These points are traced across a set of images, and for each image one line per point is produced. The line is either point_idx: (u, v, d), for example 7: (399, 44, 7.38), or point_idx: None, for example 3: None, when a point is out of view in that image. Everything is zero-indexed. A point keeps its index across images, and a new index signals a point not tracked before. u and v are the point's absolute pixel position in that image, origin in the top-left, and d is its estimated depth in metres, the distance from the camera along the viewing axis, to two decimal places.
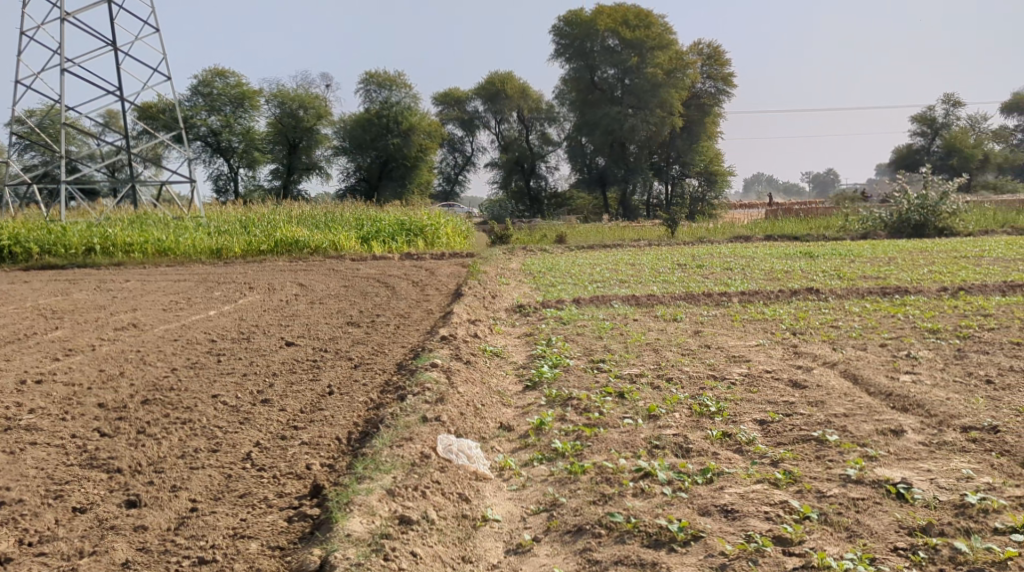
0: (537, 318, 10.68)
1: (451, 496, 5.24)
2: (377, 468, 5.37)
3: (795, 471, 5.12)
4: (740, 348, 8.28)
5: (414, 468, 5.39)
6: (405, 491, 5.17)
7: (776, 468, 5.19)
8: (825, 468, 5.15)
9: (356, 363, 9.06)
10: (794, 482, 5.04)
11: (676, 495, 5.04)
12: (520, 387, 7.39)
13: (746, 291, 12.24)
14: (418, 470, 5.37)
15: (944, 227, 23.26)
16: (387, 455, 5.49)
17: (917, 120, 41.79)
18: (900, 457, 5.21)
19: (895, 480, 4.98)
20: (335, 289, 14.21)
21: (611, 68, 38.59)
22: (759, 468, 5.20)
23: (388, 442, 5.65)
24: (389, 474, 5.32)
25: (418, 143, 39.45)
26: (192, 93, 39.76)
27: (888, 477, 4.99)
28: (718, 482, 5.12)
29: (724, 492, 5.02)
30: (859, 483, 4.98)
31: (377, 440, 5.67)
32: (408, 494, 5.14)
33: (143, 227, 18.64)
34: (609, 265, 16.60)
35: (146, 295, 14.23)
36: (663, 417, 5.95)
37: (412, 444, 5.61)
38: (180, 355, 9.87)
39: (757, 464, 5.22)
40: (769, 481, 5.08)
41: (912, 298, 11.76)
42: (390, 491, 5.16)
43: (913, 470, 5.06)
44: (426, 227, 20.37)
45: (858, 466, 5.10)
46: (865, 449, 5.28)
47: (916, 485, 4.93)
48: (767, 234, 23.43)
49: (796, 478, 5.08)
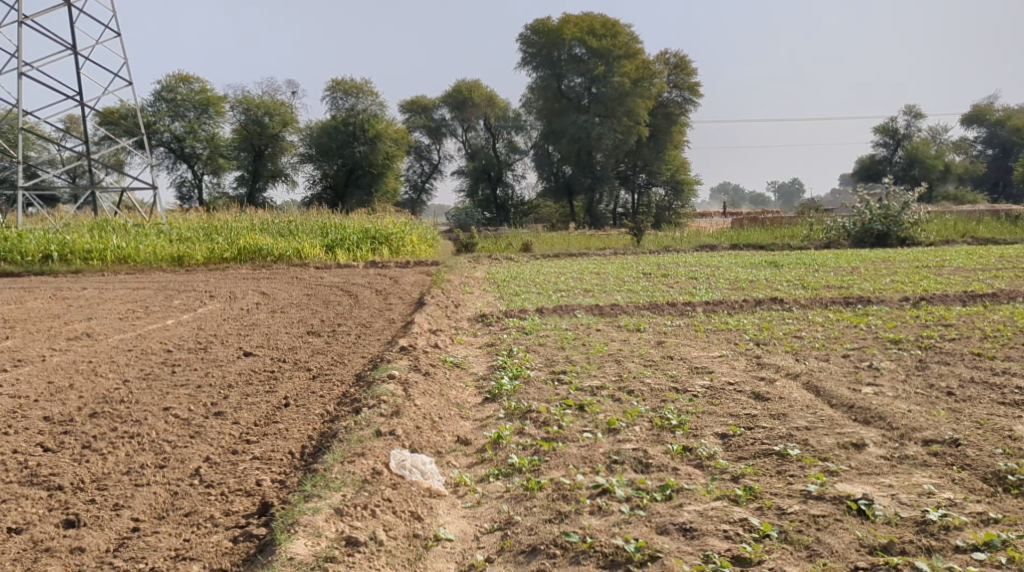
0: (499, 328, 10.55)
1: (403, 515, 5.09)
2: (327, 485, 5.21)
3: (755, 488, 5.03)
4: (703, 359, 8.20)
5: (365, 485, 5.23)
6: (354, 510, 5.01)
7: (736, 484, 5.10)
8: (785, 484, 5.06)
9: (314, 374, 8.88)
10: (754, 499, 4.95)
11: (634, 513, 4.93)
12: (480, 399, 7.26)
13: (709, 301, 12.19)
14: (368, 488, 5.21)
15: (906, 237, 23.46)
16: (338, 472, 5.32)
17: (880, 130, 42.13)
18: (861, 471, 5.12)
19: (857, 495, 4.90)
20: (298, 298, 13.99)
21: (577, 77, 38.56)
22: (719, 485, 5.10)
23: (339, 458, 5.49)
24: (339, 492, 5.17)
25: (384, 150, 39.24)
26: (155, 98, 39.26)
27: (849, 493, 4.90)
28: (677, 499, 5.01)
29: (683, 510, 4.91)
30: (819, 499, 4.90)
31: (329, 456, 5.50)
32: (357, 513, 4.99)
33: (102, 233, 18.30)
34: (574, 274, 16.52)
35: (103, 303, 13.92)
36: (623, 431, 5.84)
37: (363, 459, 5.46)
38: (133, 366, 9.63)
39: (716, 480, 5.13)
40: (728, 497, 4.98)
41: (874, 308, 11.77)
42: (338, 511, 5.01)
43: (874, 486, 4.99)
44: (391, 235, 20.16)
45: (818, 482, 5.02)
46: (826, 464, 5.19)
47: (877, 501, 4.86)
48: (732, 243, 23.48)
49: (756, 494, 4.98)
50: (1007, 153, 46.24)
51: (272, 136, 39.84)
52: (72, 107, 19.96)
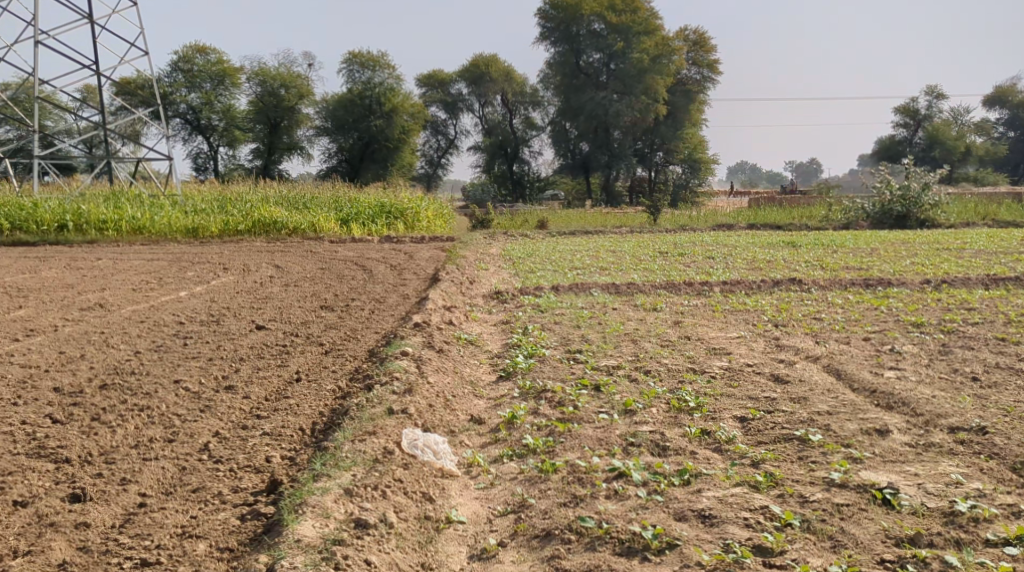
0: (514, 305, 10.43)
1: (414, 496, 5.00)
2: (336, 464, 5.12)
3: (777, 474, 4.90)
4: (721, 340, 8.07)
5: (376, 465, 5.13)
6: (364, 490, 4.92)
7: (755, 470, 4.97)
8: (806, 471, 4.93)
9: (326, 349, 8.79)
10: (775, 486, 4.83)
11: (651, 499, 4.82)
12: (494, 377, 7.15)
13: (727, 281, 12.02)
14: (379, 468, 5.11)
15: (926, 219, 23.17)
16: (348, 451, 5.23)
17: (900, 111, 41.50)
18: (885, 459, 4.99)
19: (882, 484, 4.77)
20: (312, 272, 13.91)
21: (596, 53, 38.19)
22: (739, 470, 4.97)
23: (350, 436, 5.40)
24: (349, 471, 5.07)
25: (401, 125, 39.04)
26: (171, 69, 39.18)
27: (874, 482, 4.78)
28: (696, 484, 4.89)
29: (702, 496, 4.79)
30: (843, 488, 4.77)
31: (340, 433, 5.41)
32: (367, 493, 4.90)
33: (117, 203, 18.25)
34: (590, 252, 16.37)
35: (118, 274, 13.87)
36: (640, 412, 5.72)
37: (375, 438, 5.36)
38: (145, 337, 9.58)
39: (736, 466, 5.00)
40: (748, 484, 4.86)
41: (895, 290, 11.58)
42: (347, 491, 4.92)
43: (899, 474, 4.85)
44: (406, 210, 20.04)
45: (842, 469, 4.88)
46: (850, 450, 5.06)
47: (903, 490, 4.73)
48: (750, 222, 23.24)
49: (777, 481, 4.86)
50: None
51: (288, 109, 39.56)
52: (89, 78, 19.87)
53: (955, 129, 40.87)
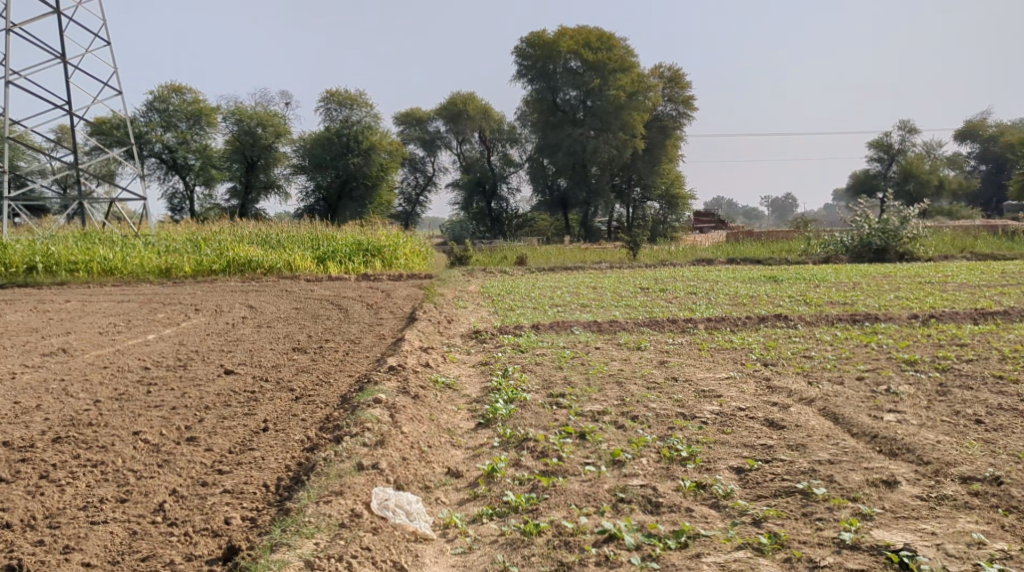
0: (493, 345, 10.05)
1: (385, 566, 4.61)
2: (298, 532, 4.72)
3: (782, 535, 4.53)
4: (710, 381, 7.72)
5: (343, 532, 4.73)
6: (328, 562, 4.53)
7: (757, 529, 4.61)
8: (812, 530, 4.56)
9: (297, 395, 8.36)
10: (781, 549, 4.47)
11: (645, 566, 4.44)
12: (472, 424, 6.75)
13: (711, 317, 11.71)
14: (345, 535, 4.72)
15: (905, 252, 23.05)
16: (312, 515, 4.83)
17: (874, 146, 41.70)
18: (898, 515, 4.64)
19: (897, 545, 4.42)
20: (286, 312, 13.48)
21: (573, 90, 38.23)
22: (740, 532, 4.60)
23: (315, 497, 4.99)
24: (312, 540, 4.68)
25: (379, 162, 38.77)
26: (147, 108, 38.62)
27: (888, 543, 4.43)
28: (694, 548, 4.52)
29: (702, 562, 4.42)
30: (854, 550, 4.43)
31: (305, 493, 5.01)
32: (332, 567, 4.51)
33: (88, 243, 17.80)
34: (570, 288, 16.06)
35: (85, 317, 13.39)
36: (629, 463, 5.34)
37: (342, 499, 4.96)
38: (107, 384, 9.13)
39: (736, 526, 4.63)
40: (750, 547, 4.50)
41: (883, 326, 11.31)
42: (310, 564, 4.54)
43: (915, 533, 4.50)
44: (384, 248, 19.61)
45: (853, 529, 4.53)
46: (857, 505, 4.71)
47: (921, 552, 4.37)
48: (729, 257, 23.03)
49: (782, 543, 4.49)
50: (1000, 169, 46.07)
51: (264, 147, 39.13)
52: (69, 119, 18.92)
53: (929, 162, 41.08)
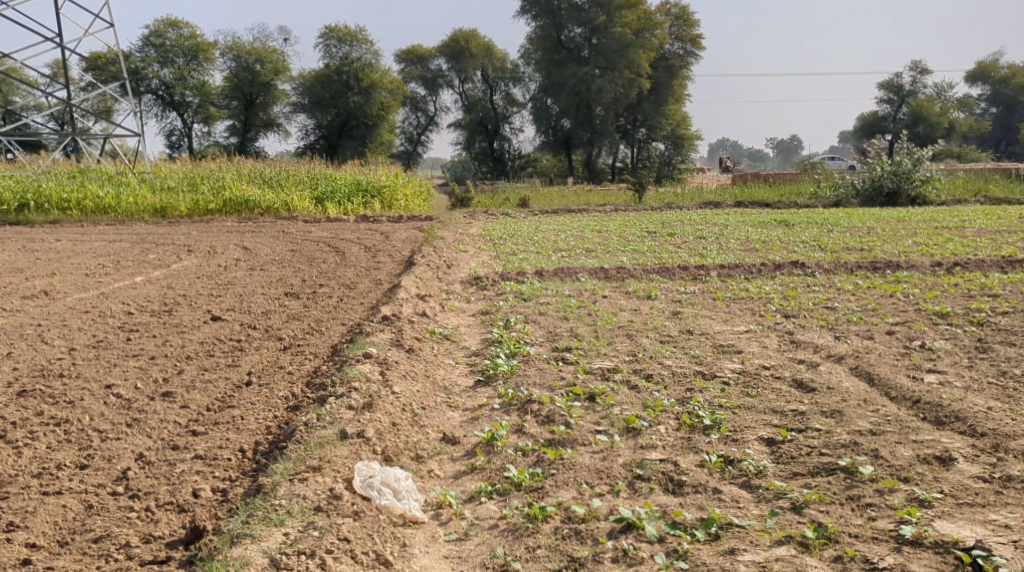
0: (494, 293, 9.45)
1: (368, 560, 4.04)
2: (267, 521, 4.17)
3: (828, 527, 3.99)
4: (729, 336, 7.14)
5: (318, 519, 4.19)
6: (296, 559, 3.97)
7: (799, 519, 4.07)
8: (864, 521, 4.03)
9: (285, 345, 7.79)
10: (828, 545, 3.92)
11: (671, 565, 3.89)
12: (471, 382, 6.19)
13: (723, 263, 11.07)
14: (320, 525, 4.16)
15: (917, 195, 22.33)
16: (285, 500, 4.27)
17: (884, 87, 40.56)
18: (961, 502, 4.09)
19: (969, 543, 3.85)
20: (281, 255, 12.85)
21: (578, 27, 37.11)
22: (779, 523, 4.05)
23: (288, 474, 4.48)
24: (281, 530, 4.13)
25: (379, 101, 37.73)
26: (142, 43, 37.54)
27: (957, 540, 3.87)
28: (727, 541, 3.98)
29: (739, 561, 3.86)
30: (917, 548, 3.87)
31: (277, 469, 4.50)
32: (302, 565, 3.94)
33: (81, 181, 17.10)
34: (575, 231, 15.44)
35: (74, 257, 12.77)
36: (644, 432, 4.81)
37: (320, 477, 4.42)
38: (87, 331, 8.55)
39: (776, 515, 4.09)
40: (793, 541, 3.95)
41: (906, 274, 10.67)
42: (274, 561, 3.96)
43: (985, 527, 3.95)
44: (384, 189, 18.96)
45: (913, 521, 3.98)
46: (912, 489, 4.17)
47: (998, 552, 3.80)
48: (737, 200, 22.32)
49: (830, 536, 3.95)
50: (1011, 112, 44.96)
51: (263, 84, 38.30)
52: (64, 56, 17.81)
53: (940, 104, 40.00)
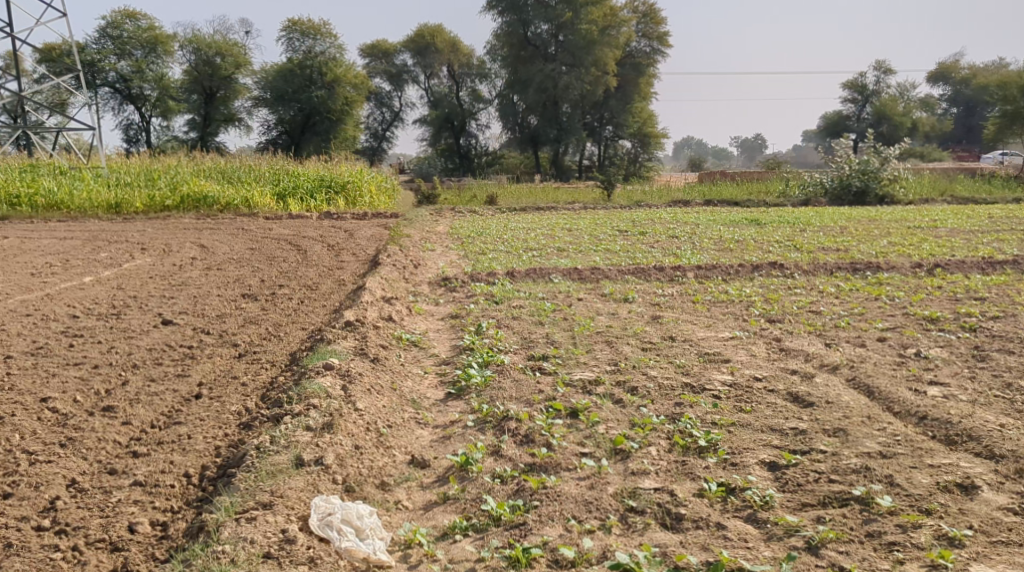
0: (465, 295, 9.01)
1: None
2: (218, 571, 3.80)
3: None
4: (714, 343, 6.74)
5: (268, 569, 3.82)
6: None
7: (817, 562, 3.78)
8: (891, 564, 3.76)
9: (241, 352, 7.27)
10: None
11: None
12: (442, 395, 5.73)
13: (700, 264, 10.68)
14: None
15: (885, 194, 22.06)
16: (233, 545, 3.92)
17: (849, 86, 40.57)
18: (993, 540, 3.85)
19: None
20: (240, 253, 12.29)
21: (544, 23, 36.45)
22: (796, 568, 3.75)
23: (236, 511, 4.13)
24: None
25: (343, 96, 37.20)
26: (99, 35, 36.46)
27: None
28: None
29: None
30: None
31: (224, 505, 4.14)
32: None
33: (32, 175, 16.38)
34: (544, 230, 15.04)
35: (21, 255, 12.11)
36: (634, 457, 4.46)
37: (269, 517, 4.07)
38: (27, 336, 7.98)
39: (792, 559, 3.78)
40: None
41: (887, 276, 10.33)
42: None
43: None
44: (348, 184, 18.40)
45: (947, 564, 3.72)
46: (940, 525, 3.91)
47: None
48: (706, 198, 21.99)
49: None
50: (972, 112, 45.22)
51: (224, 78, 37.53)
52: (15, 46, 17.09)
53: (903, 104, 40.02)
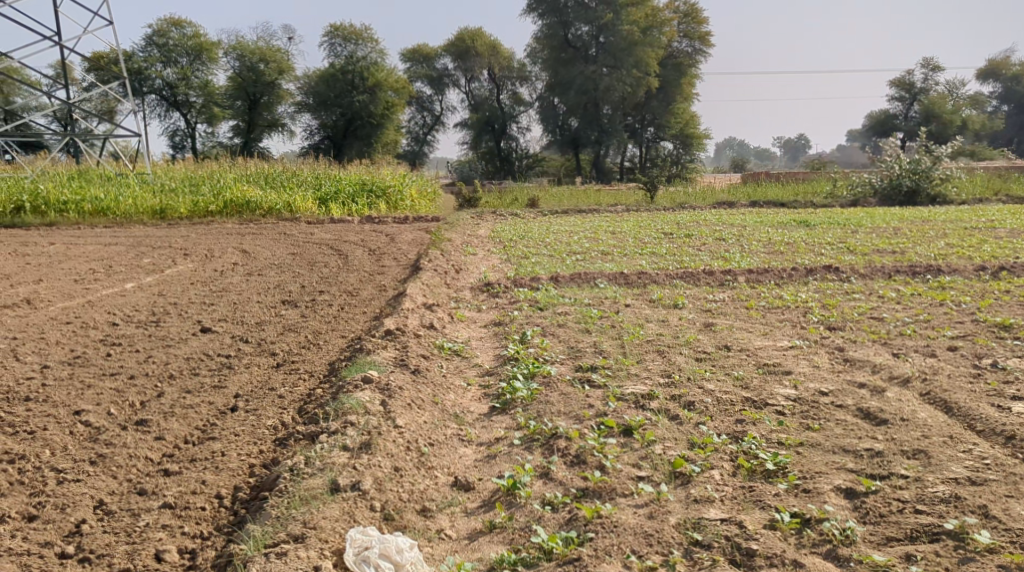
0: (507, 301, 8.70)
1: None
2: None
3: None
4: (772, 352, 6.39)
5: None
6: None
7: None
8: None
9: (279, 362, 7.03)
10: None
11: None
12: (486, 409, 5.42)
13: (751, 267, 10.28)
14: None
15: (936, 195, 21.45)
16: None
17: (895, 85, 39.72)
18: None
19: None
20: (281, 258, 12.10)
21: (585, 25, 36.15)
22: None
23: (266, 545, 4.07)
24: None
25: (385, 100, 37.07)
26: (145, 43, 36.76)
27: None
28: None
29: None
30: None
31: (252, 536, 4.10)
32: None
33: (79, 182, 16.33)
34: (587, 233, 14.74)
35: (65, 261, 12.02)
36: (694, 488, 4.32)
37: (304, 553, 3.99)
38: (65, 345, 7.80)
39: None
40: None
41: (949, 280, 9.88)
42: None
43: None
44: (389, 189, 18.22)
45: None
46: None
47: None
48: (751, 200, 21.48)
49: None
50: (1023, 110, 44.03)
51: (268, 83, 37.52)
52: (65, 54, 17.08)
53: (951, 102, 39.04)
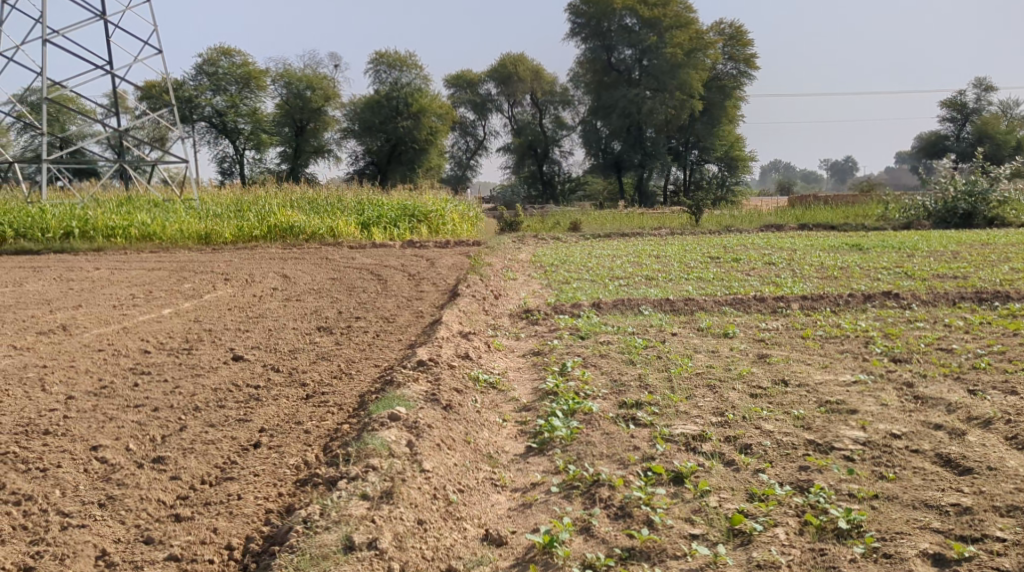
0: (547, 329, 8.25)
1: None
2: None
3: None
4: (835, 388, 5.88)
5: None
6: None
7: None
8: None
9: (308, 394, 6.64)
10: None
11: None
12: (522, 449, 5.00)
13: (805, 294, 9.73)
14: None
15: (994, 217, 20.62)
16: None
17: (946, 105, 38.90)
18: None
19: None
20: (320, 283, 11.80)
21: (628, 48, 35.84)
22: None
23: None
24: None
25: (429, 125, 36.96)
26: (196, 71, 37.17)
27: None
28: None
29: None
30: None
31: None
32: None
33: (126, 207, 16.22)
34: (631, 257, 14.28)
35: (107, 287, 11.81)
36: (757, 553, 3.94)
37: None
38: (94, 373, 7.49)
39: None
40: None
41: (1019, 306, 9.25)
42: None
43: None
44: (431, 213, 17.92)
45: None
46: None
47: None
48: (800, 223, 20.87)
49: None
50: None
51: (314, 110, 37.69)
52: None
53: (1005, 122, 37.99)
